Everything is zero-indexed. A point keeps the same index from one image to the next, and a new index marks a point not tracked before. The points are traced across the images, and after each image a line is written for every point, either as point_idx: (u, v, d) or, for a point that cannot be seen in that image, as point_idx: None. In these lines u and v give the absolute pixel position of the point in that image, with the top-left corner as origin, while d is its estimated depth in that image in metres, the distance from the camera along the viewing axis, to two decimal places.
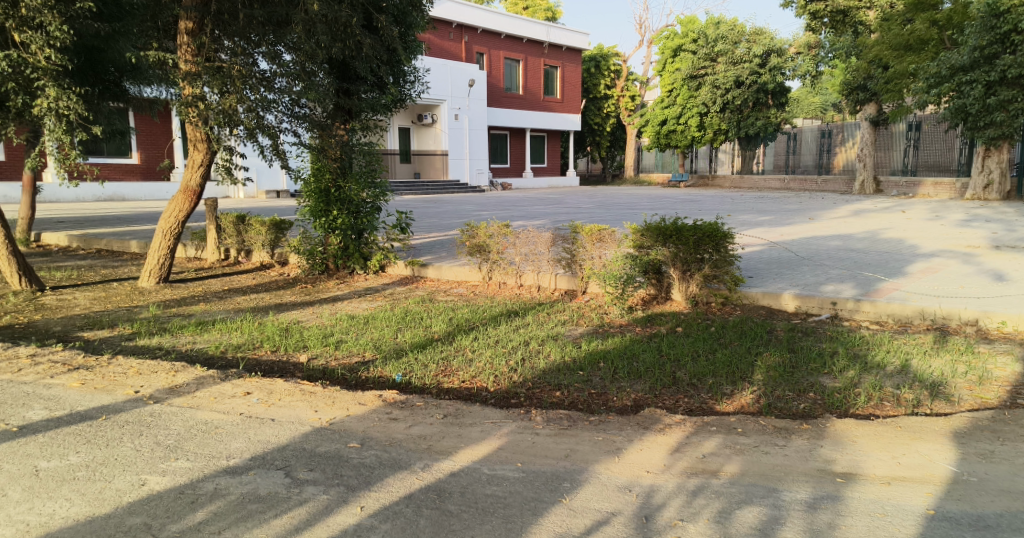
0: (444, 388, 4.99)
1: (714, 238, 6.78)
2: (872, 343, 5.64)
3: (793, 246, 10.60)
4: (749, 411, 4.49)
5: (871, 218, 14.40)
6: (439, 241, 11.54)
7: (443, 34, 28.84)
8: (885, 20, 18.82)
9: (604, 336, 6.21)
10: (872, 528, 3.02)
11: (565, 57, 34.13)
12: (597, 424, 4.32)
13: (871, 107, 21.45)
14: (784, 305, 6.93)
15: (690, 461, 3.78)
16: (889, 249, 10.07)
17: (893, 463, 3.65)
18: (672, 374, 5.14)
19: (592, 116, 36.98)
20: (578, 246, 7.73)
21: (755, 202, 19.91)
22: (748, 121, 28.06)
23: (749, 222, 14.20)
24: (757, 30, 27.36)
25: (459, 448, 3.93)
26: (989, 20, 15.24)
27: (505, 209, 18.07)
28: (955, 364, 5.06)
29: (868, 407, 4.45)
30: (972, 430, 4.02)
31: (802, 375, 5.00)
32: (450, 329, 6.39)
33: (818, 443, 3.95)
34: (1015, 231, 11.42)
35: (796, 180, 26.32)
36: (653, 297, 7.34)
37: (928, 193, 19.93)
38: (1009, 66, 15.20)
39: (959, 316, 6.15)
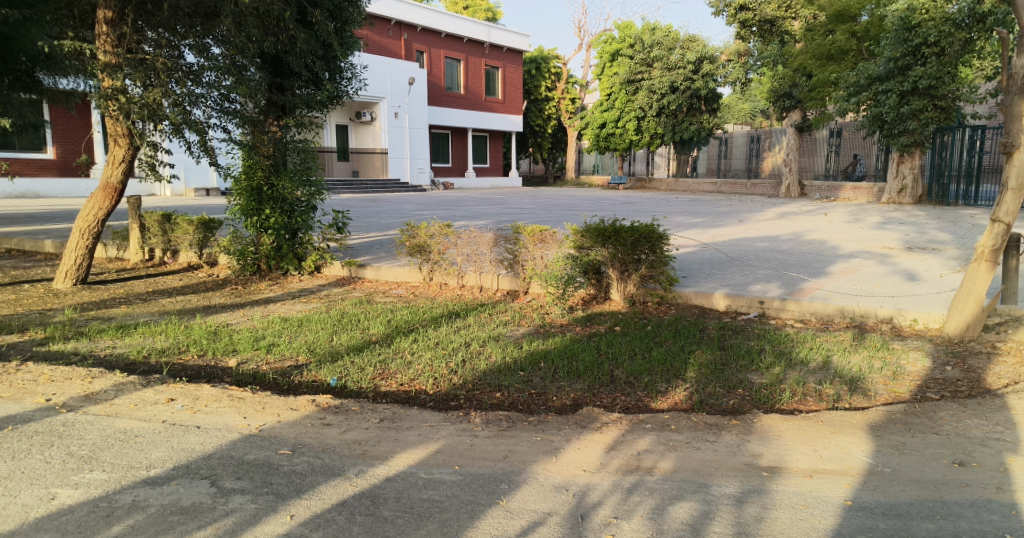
0: (382, 391, 4.92)
1: (650, 239, 6.92)
2: (796, 340, 5.88)
3: (725, 247, 10.95)
4: (681, 407, 4.61)
5: (795, 221, 15.00)
6: (379, 241, 11.38)
7: (382, 31, 28.49)
8: (809, 31, 19.65)
9: (545, 336, 6.25)
10: (794, 520, 3.14)
11: (505, 58, 34.23)
12: (536, 424, 4.34)
13: (796, 114, 22.30)
14: (715, 304, 7.16)
15: (625, 458, 3.85)
16: (814, 250, 10.52)
17: (815, 456, 3.81)
18: (610, 372, 5.22)
19: (534, 117, 37.21)
20: (520, 247, 7.74)
21: (689, 205, 20.44)
22: (683, 125, 28.83)
23: (684, 224, 14.57)
24: (691, 38, 28.18)
25: (396, 452, 3.88)
26: (903, 33, 16.12)
27: (446, 209, 18.01)
28: (872, 360, 5.34)
29: (792, 402, 4.64)
30: (887, 422, 4.25)
31: (731, 372, 5.17)
32: (388, 331, 6.29)
33: (746, 438, 4.08)
34: (927, 234, 12.08)
35: (727, 184, 26.97)
36: (593, 297, 7.45)
37: (848, 197, 20.85)
38: (920, 77, 16.14)
39: (875, 314, 6.48)
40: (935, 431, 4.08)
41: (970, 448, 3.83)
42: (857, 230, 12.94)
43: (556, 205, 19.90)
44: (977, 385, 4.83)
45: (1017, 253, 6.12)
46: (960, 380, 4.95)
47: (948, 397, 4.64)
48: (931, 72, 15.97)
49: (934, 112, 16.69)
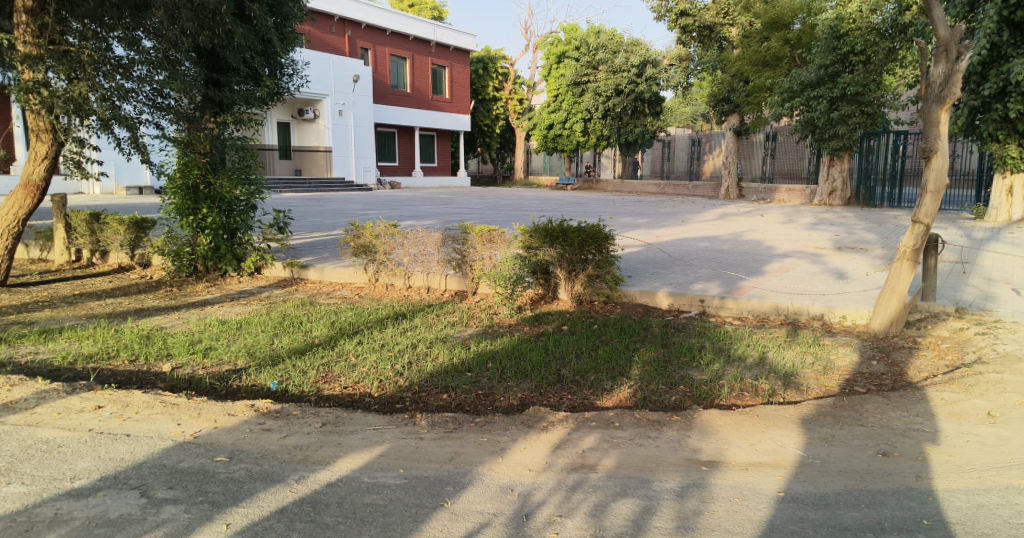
0: (325, 395, 4.83)
1: (597, 239, 7.02)
2: (735, 337, 6.06)
3: (668, 247, 11.19)
4: (625, 405, 4.69)
5: (734, 221, 15.46)
6: (324, 241, 11.18)
7: (325, 27, 28.01)
8: (746, 37, 20.21)
9: (492, 336, 6.26)
10: (731, 513, 3.24)
11: (452, 57, 34.13)
12: (482, 425, 4.34)
13: (734, 119, 22.85)
14: (659, 302, 7.32)
15: (569, 457, 3.89)
16: (751, 250, 10.87)
17: (751, 450, 3.94)
18: (557, 371, 5.26)
19: (482, 117, 37.14)
20: (468, 247, 7.70)
21: (634, 205, 20.82)
22: (627, 128, 29.32)
23: (629, 224, 14.82)
24: (634, 41, 28.72)
25: (338, 457, 3.82)
26: (832, 42, 16.82)
27: (392, 208, 17.83)
28: (805, 356, 5.55)
29: (730, 398, 4.79)
30: (817, 415, 4.43)
31: (673, 369, 5.29)
32: (332, 333, 6.18)
33: (687, 434, 4.18)
34: (855, 234, 12.64)
35: (670, 185, 27.57)
36: (541, 297, 7.49)
37: (782, 199, 21.57)
38: (849, 84, 16.87)
39: (807, 311, 6.75)
40: (861, 423, 4.28)
41: (893, 438, 4.03)
42: (791, 230, 13.42)
43: (504, 205, 19.93)
44: (900, 378, 5.08)
45: (937, 253, 6.46)
46: (886, 374, 5.20)
47: (874, 390, 4.87)
48: (858, 79, 16.72)
49: (862, 117, 17.45)
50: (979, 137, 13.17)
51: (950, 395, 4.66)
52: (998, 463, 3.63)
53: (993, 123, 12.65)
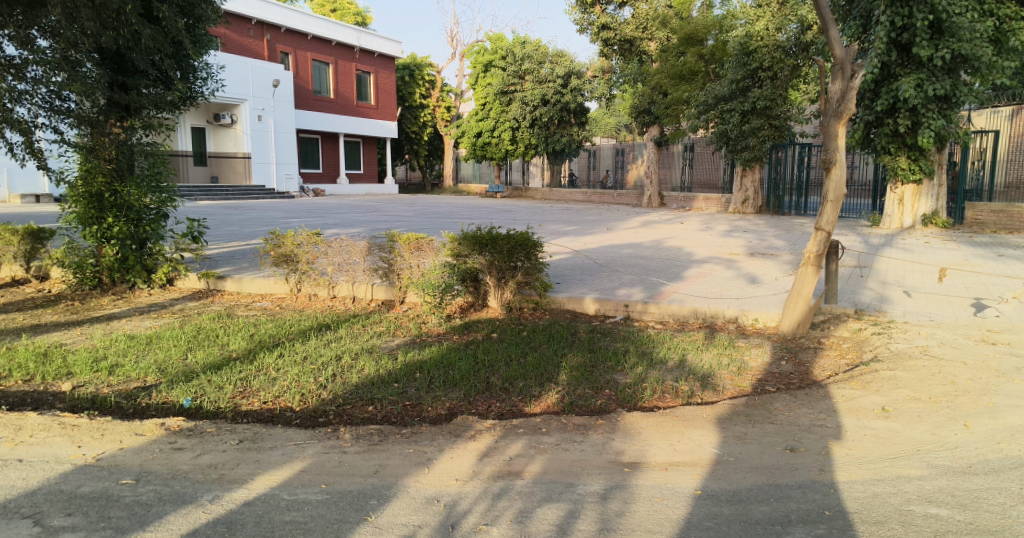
0: (243, 411, 4.65)
1: (526, 246, 7.08)
2: (657, 341, 6.25)
3: (594, 254, 11.42)
4: (553, 410, 4.74)
5: (655, 229, 15.95)
6: (243, 251, 10.79)
7: (242, 30, 27.14)
8: (664, 52, 20.92)
9: (420, 346, 6.20)
10: (651, 512, 3.33)
11: (377, 63, 33.69)
12: (409, 436, 4.30)
13: (655, 130, 23.58)
14: (586, 308, 7.47)
15: (496, 465, 3.90)
16: (671, 256, 11.24)
17: (671, 450, 4.06)
18: (486, 379, 5.27)
19: (409, 124, 36.88)
20: (396, 255, 7.61)
21: (561, 213, 21.13)
22: (554, 137, 29.75)
23: (556, 232, 15.00)
24: (559, 53, 29.19)
25: (256, 475, 3.69)
26: (742, 58, 17.67)
27: (315, 216, 17.39)
28: (721, 357, 5.78)
29: (653, 400, 4.92)
30: (731, 415, 4.62)
31: (599, 373, 5.39)
32: (251, 347, 5.96)
33: (611, 437, 4.27)
34: (766, 240, 13.29)
35: (596, 194, 28.15)
36: (471, 304, 7.50)
37: (701, 208, 22.40)
38: (758, 99, 17.75)
39: (724, 315, 7.02)
40: (771, 420, 4.49)
41: (800, 434, 4.25)
42: (708, 237, 13.96)
43: (432, 213, 19.80)
44: (806, 377, 5.37)
45: (838, 258, 6.88)
46: (794, 373, 5.48)
47: (783, 389, 5.12)
48: (766, 94, 17.63)
49: (770, 130, 18.37)
50: (875, 150, 14.08)
51: (850, 391, 4.96)
52: (892, 454, 3.89)
53: (886, 137, 13.56)
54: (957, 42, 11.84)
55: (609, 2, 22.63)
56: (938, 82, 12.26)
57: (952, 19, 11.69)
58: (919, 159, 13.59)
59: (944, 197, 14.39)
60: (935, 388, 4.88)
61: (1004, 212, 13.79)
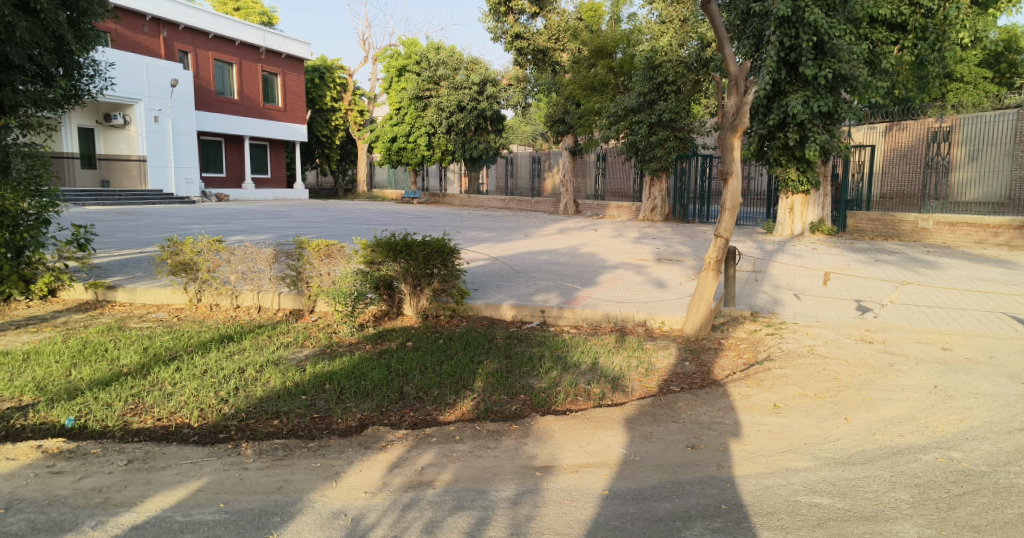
0: (134, 429, 4.37)
1: (442, 253, 7.08)
2: (571, 345, 6.36)
3: (511, 261, 11.49)
4: (467, 418, 4.73)
5: (570, 235, 16.28)
6: (136, 259, 10.14)
7: (134, 26, 25.75)
8: (575, 63, 21.43)
9: (330, 357, 6.03)
10: (561, 514, 3.39)
11: (285, 65, 32.65)
12: (316, 450, 4.17)
13: (569, 139, 23.94)
14: (503, 314, 7.51)
15: (407, 475, 3.84)
16: (584, 262, 11.49)
17: (581, 452, 4.15)
18: (399, 389, 5.19)
19: (319, 128, 35.70)
20: (304, 263, 7.39)
21: (479, 220, 21.17)
22: (471, 144, 29.79)
23: (474, 238, 14.99)
24: (474, 60, 29.26)
25: (146, 496, 3.48)
26: (648, 72, 18.42)
27: (219, 222, 16.63)
28: (630, 360, 5.96)
29: (566, 403, 5.00)
30: (638, 415, 4.77)
31: (515, 379, 5.42)
32: (143, 361, 5.59)
33: (524, 442, 4.30)
34: (672, 247, 13.83)
35: (514, 201, 28.38)
36: (385, 313, 7.37)
37: (613, 215, 23.01)
38: (664, 111, 18.52)
39: (633, 318, 7.23)
40: (675, 420, 4.66)
41: (700, 432, 4.43)
42: (620, 244, 14.37)
43: (346, 219, 19.33)
44: (708, 377, 5.62)
45: (736, 263, 7.24)
46: (696, 373, 5.72)
47: (686, 389, 5.33)
48: (671, 107, 18.43)
49: (675, 142, 19.09)
50: (768, 162, 14.94)
51: (745, 390, 5.22)
52: (782, 448, 4.12)
53: (777, 150, 14.43)
54: (838, 62, 12.76)
55: (523, 12, 22.98)
56: (822, 99, 13.17)
57: (833, 41, 12.59)
58: (807, 171, 14.51)
59: (829, 206, 15.45)
60: (820, 385, 5.22)
61: (880, 220, 14.88)
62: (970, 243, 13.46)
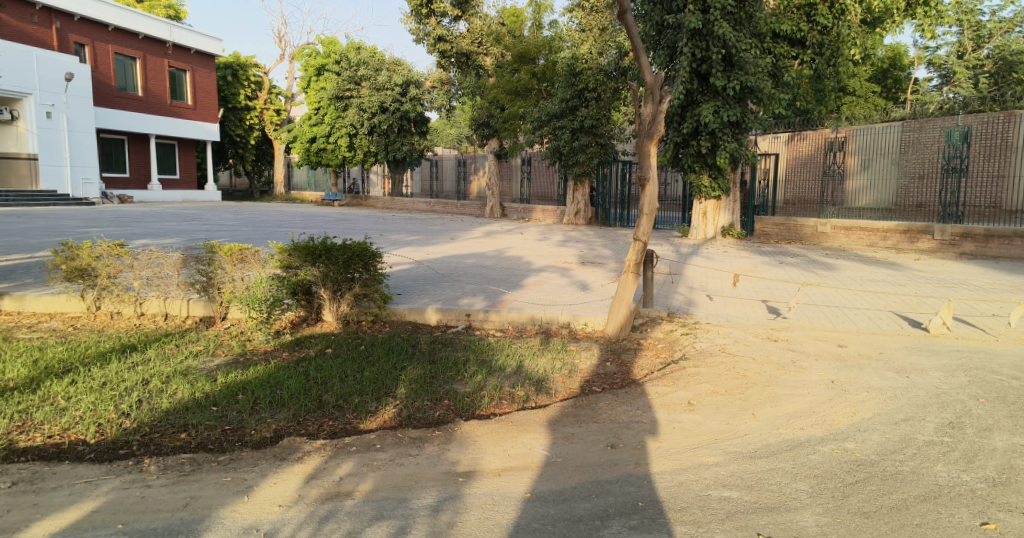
0: (20, 448, 4.07)
1: (363, 257, 6.93)
2: (496, 348, 6.37)
3: (436, 264, 11.40)
4: (389, 425, 4.65)
5: (496, 238, 16.33)
6: (26, 265, 9.44)
7: (23, 15, 24.01)
8: (498, 68, 21.50)
9: (244, 366, 5.78)
10: (481, 519, 3.38)
11: (195, 61, 31.19)
12: (226, 464, 3.99)
13: (494, 143, 23.84)
14: (427, 318, 7.45)
15: (324, 487, 3.73)
16: (510, 265, 11.56)
17: (504, 456, 4.16)
18: (318, 397, 5.03)
19: (232, 127, 34.19)
20: (215, 268, 7.06)
21: (403, 223, 20.91)
22: (395, 145, 29.33)
23: (398, 242, 14.77)
24: (396, 61, 28.82)
25: (33, 522, 3.25)
26: (570, 78, 18.77)
27: (122, 225, 15.70)
28: (554, 362, 6.02)
29: (490, 407, 5.00)
30: (561, 416, 4.84)
31: (439, 384, 5.37)
32: (33, 374, 5.20)
33: (446, 447, 4.27)
34: (595, 249, 14.10)
35: (439, 204, 28.14)
36: (303, 319, 7.16)
37: (539, 219, 23.23)
38: (586, 117, 18.95)
39: (557, 320, 7.32)
40: (595, 420, 4.75)
41: (620, 431, 4.53)
42: (545, 247, 14.53)
43: (262, 222, 18.70)
44: (627, 376, 5.77)
45: (654, 266, 7.45)
46: (617, 373, 5.85)
47: (607, 389, 5.45)
48: (592, 113, 18.90)
49: (597, 148, 19.51)
50: (682, 169, 15.46)
51: (662, 388, 5.38)
52: (694, 444, 4.27)
53: (691, 157, 14.96)
54: (745, 74, 13.43)
55: (445, 15, 22.92)
56: (731, 109, 13.81)
57: (740, 54, 13.21)
58: (718, 178, 15.13)
59: (738, 211, 16.19)
60: (730, 382, 5.45)
61: (784, 224, 15.75)
62: (863, 246, 14.35)
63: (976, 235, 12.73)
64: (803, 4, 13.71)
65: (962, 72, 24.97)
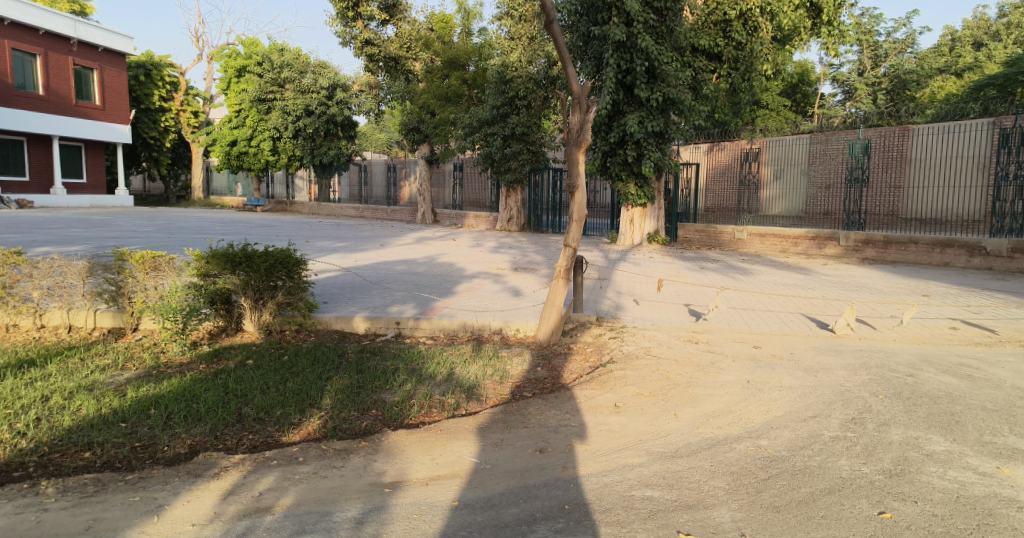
0: None
1: (287, 264, 6.74)
2: (426, 357, 6.29)
3: (365, 271, 11.20)
4: (313, 437, 4.52)
5: (427, 245, 16.18)
6: None
7: None
8: (428, 72, 21.35)
9: (157, 379, 5.50)
10: (408, 530, 3.33)
11: (103, 59, 29.53)
12: (134, 483, 3.78)
13: (425, 148, 23.68)
14: (355, 327, 7.29)
15: (242, 503, 3.59)
16: (441, 271, 11.49)
17: (432, 464, 4.11)
18: (237, 410, 4.84)
19: (146, 129, 32.57)
20: (125, 277, 6.70)
21: (331, 229, 20.42)
22: (321, 150, 28.59)
23: (325, 249, 14.40)
24: (321, 63, 28.14)
25: None
26: (500, 86, 18.90)
27: (22, 232, 14.66)
28: (485, 368, 6.01)
29: (419, 416, 4.94)
30: (490, 423, 4.83)
31: (366, 394, 5.26)
32: None
33: (373, 458, 4.19)
34: (527, 255, 14.21)
35: (369, 209, 27.67)
36: (222, 329, 6.88)
37: (472, 225, 23.20)
38: (517, 125, 19.13)
39: (489, 326, 7.32)
40: (525, 425, 4.78)
41: (549, 436, 4.57)
42: (477, 253, 14.52)
43: (179, 228, 17.88)
44: (558, 381, 5.82)
45: (583, 272, 7.58)
46: (547, 378, 5.91)
47: (538, 394, 5.49)
48: (523, 121, 19.11)
49: (529, 155, 19.78)
50: (610, 177, 15.83)
51: (590, 392, 5.47)
52: (620, 446, 4.36)
53: (618, 166, 15.33)
54: (667, 86, 13.91)
55: (372, 18, 22.60)
56: (655, 120, 14.27)
57: (662, 66, 13.67)
58: (644, 186, 15.53)
59: (662, 218, 16.70)
60: (654, 384, 5.59)
61: (706, 231, 16.36)
62: (776, 252, 15.07)
63: (877, 241, 13.59)
64: (719, 21, 14.33)
65: (863, 88, 26.66)
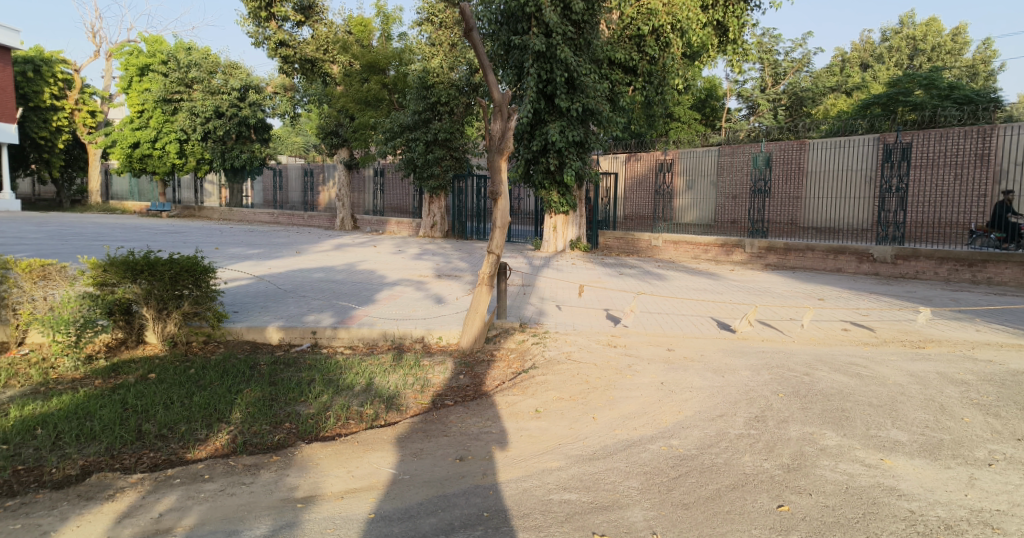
0: None
1: (193, 272, 6.41)
2: (344, 367, 6.13)
3: (280, 279, 10.81)
4: (221, 453, 4.31)
5: (346, 252, 15.83)
6: None
7: None
8: (347, 76, 20.84)
9: (45, 397, 5.10)
10: None
11: None
12: (16, 509, 3.50)
13: (343, 152, 23.17)
14: (268, 337, 7.03)
15: (139, 525, 3.39)
16: (361, 279, 11.25)
17: (347, 477, 4.01)
18: (137, 427, 4.56)
19: (35, 128, 30.24)
20: (9, 287, 6.20)
21: (245, 235, 19.63)
22: (233, 153, 27.38)
23: (237, 256, 13.80)
24: (233, 64, 27.00)
25: None
26: (422, 91, 18.73)
27: None
28: (405, 377, 5.92)
29: (335, 428, 4.81)
30: (409, 432, 4.77)
31: (279, 407, 5.07)
32: None
33: (285, 473, 4.05)
34: (449, 262, 14.16)
35: (285, 216, 26.82)
36: (120, 342, 6.46)
37: (393, 231, 22.87)
38: (439, 131, 19.06)
39: (411, 335, 7.23)
40: (445, 434, 4.74)
41: (468, 443, 4.56)
42: (398, 260, 14.33)
43: (73, 235, 16.68)
44: (479, 388, 5.81)
45: (506, 278, 7.62)
46: (469, 385, 5.89)
47: (459, 402, 5.46)
48: (445, 127, 19.07)
49: (452, 161, 19.77)
50: (533, 185, 16.02)
51: (512, 398, 5.49)
52: (539, 451, 4.39)
53: (541, 174, 15.53)
54: (587, 97, 14.21)
55: (287, 19, 22.00)
56: (575, 130, 14.58)
57: (581, 78, 13.96)
58: (566, 194, 15.88)
59: (583, 225, 17.07)
60: (574, 388, 5.68)
61: (624, 238, 16.83)
62: (689, 258, 15.68)
63: (778, 248, 14.35)
64: (633, 35, 14.80)
65: (765, 104, 28.15)
